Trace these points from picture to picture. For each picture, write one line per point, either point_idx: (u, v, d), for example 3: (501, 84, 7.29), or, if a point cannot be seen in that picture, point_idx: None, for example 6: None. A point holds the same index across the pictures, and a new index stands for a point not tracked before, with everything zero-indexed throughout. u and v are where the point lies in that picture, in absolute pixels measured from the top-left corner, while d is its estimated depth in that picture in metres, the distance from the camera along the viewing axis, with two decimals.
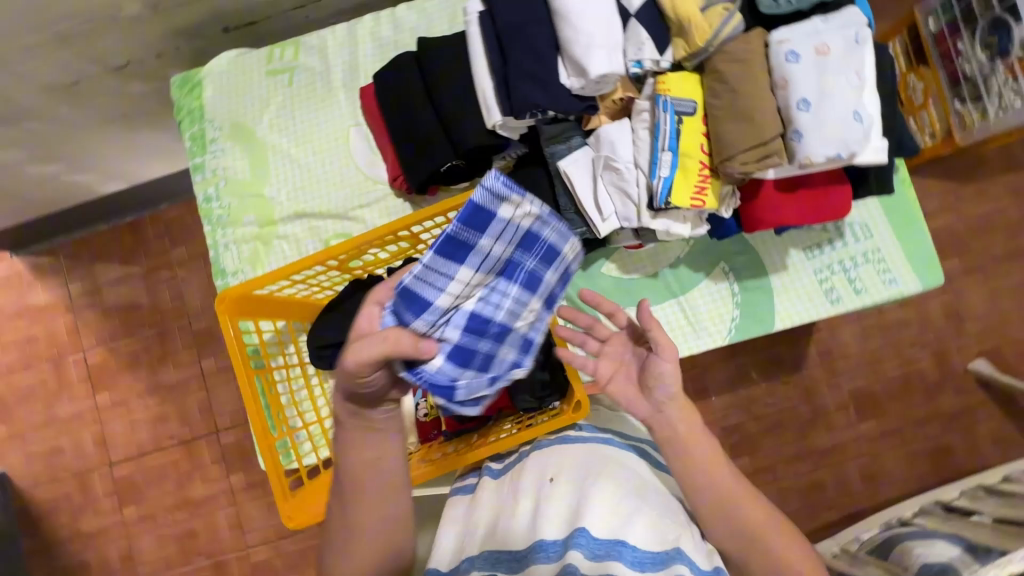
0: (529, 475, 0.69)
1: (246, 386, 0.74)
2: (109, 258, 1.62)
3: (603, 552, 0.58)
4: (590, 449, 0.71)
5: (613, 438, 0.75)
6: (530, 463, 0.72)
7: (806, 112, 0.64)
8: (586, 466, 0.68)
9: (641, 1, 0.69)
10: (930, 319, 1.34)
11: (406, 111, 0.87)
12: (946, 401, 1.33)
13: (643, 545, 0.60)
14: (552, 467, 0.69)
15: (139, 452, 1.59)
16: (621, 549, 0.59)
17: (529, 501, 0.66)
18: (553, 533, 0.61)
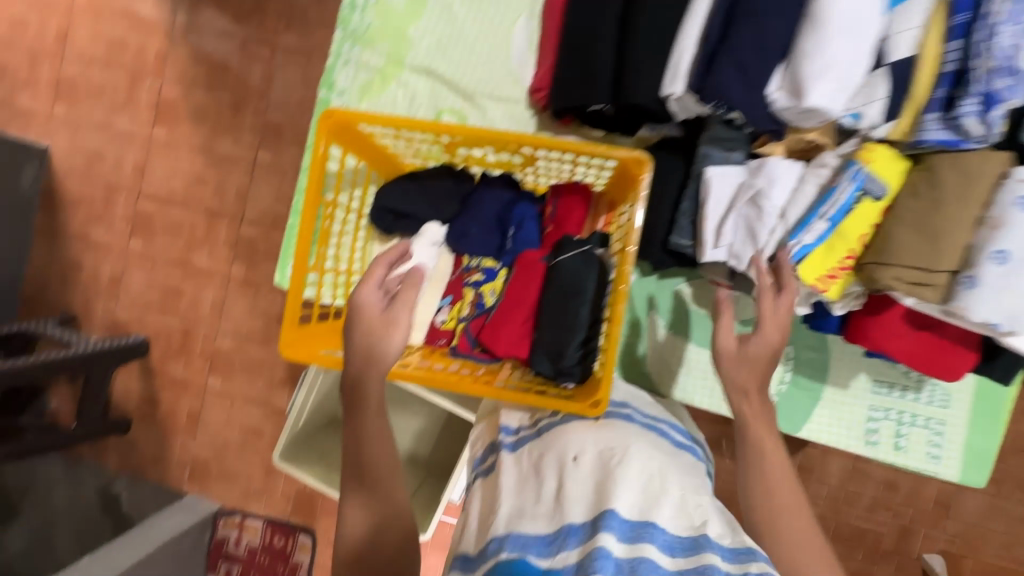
0: (549, 452, 0.64)
1: (306, 209, 0.72)
2: (226, 6, 1.57)
3: (637, 534, 0.52)
4: (609, 431, 0.67)
5: (632, 417, 0.73)
6: (548, 440, 0.66)
7: (996, 265, 0.57)
8: (607, 447, 0.64)
9: (904, 56, 0.61)
10: (924, 499, 1.29)
11: (590, 31, 0.80)
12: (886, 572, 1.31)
13: (673, 530, 0.54)
14: (573, 446, 0.64)
15: (167, 198, 1.62)
16: (651, 531, 0.54)
17: (550, 480, 0.60)
18: (579, 516, 0.55)
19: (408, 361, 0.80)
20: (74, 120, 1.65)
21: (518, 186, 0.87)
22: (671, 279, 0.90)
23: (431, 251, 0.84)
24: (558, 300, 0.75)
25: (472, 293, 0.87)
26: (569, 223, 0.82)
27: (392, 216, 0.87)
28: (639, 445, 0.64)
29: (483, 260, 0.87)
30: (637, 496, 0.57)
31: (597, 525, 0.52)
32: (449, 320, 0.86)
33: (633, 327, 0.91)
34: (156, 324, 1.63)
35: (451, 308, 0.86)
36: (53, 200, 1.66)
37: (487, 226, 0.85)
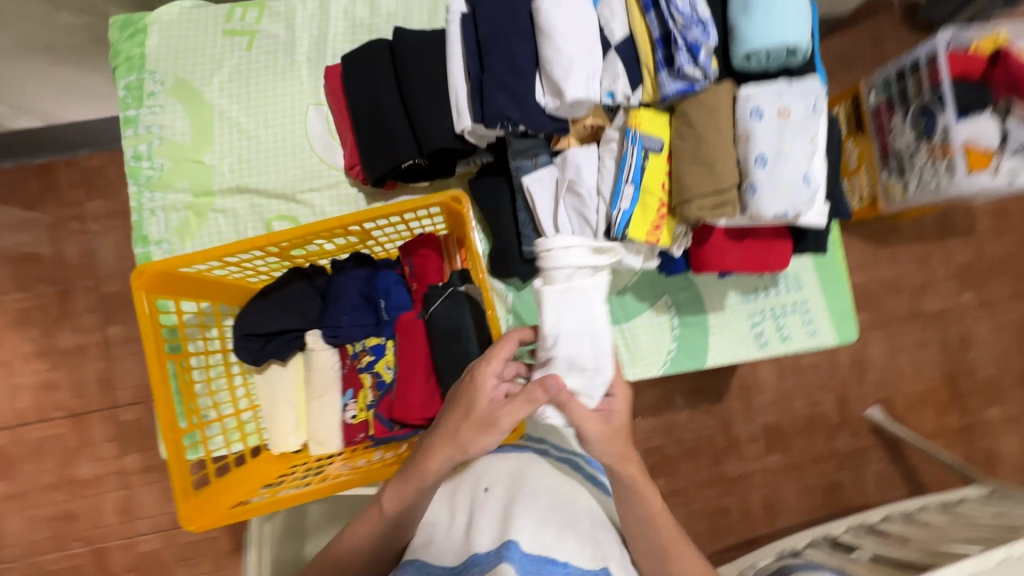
0: (468, 482, 0.68)
1: (156, 373, 0.67)
2: (9, 200, 1.44)
3: (537, 569, 0.53)
4: (527, 462, 0.71)
5: (550, 449, 0.77)
6: (468, 473, 0.69)
7: (761, 168, 0.68)
8: (519, 481, 0.66)
9: (622, 35, 0.71)
10: (838, 367, 1.46)
11: (373, 101, 0.84)
12: (842, 442, 1.45)
13: (573, 563, 0.56)
14: (488, 479, 0.67)
15: (19, 421, 1.42)
16: (551, 566, 0.55)
17: (461, 516, 0.63)
18: (485, 544, 0.56)
19: (331, 473, 0.77)
20: None
21: (370, 260, 0.88)
22: None
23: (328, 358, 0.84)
24: (447, 348, 0.77)
25: (369, 376, 0.85)
26: (429, 275, 0.84)
27: (258, 342, 0.83)
28: (549, 480, 0.68)
29: (367, 340, 0.86)
30: (541, 530, 0.58)
31: (501, 555, 0.52)
32: (359, 413, 0.85)
33: None
34: (58, 562, 1.40)
35: (357, 401, 0.85)
36: None
37: (355, 308, 0.85)
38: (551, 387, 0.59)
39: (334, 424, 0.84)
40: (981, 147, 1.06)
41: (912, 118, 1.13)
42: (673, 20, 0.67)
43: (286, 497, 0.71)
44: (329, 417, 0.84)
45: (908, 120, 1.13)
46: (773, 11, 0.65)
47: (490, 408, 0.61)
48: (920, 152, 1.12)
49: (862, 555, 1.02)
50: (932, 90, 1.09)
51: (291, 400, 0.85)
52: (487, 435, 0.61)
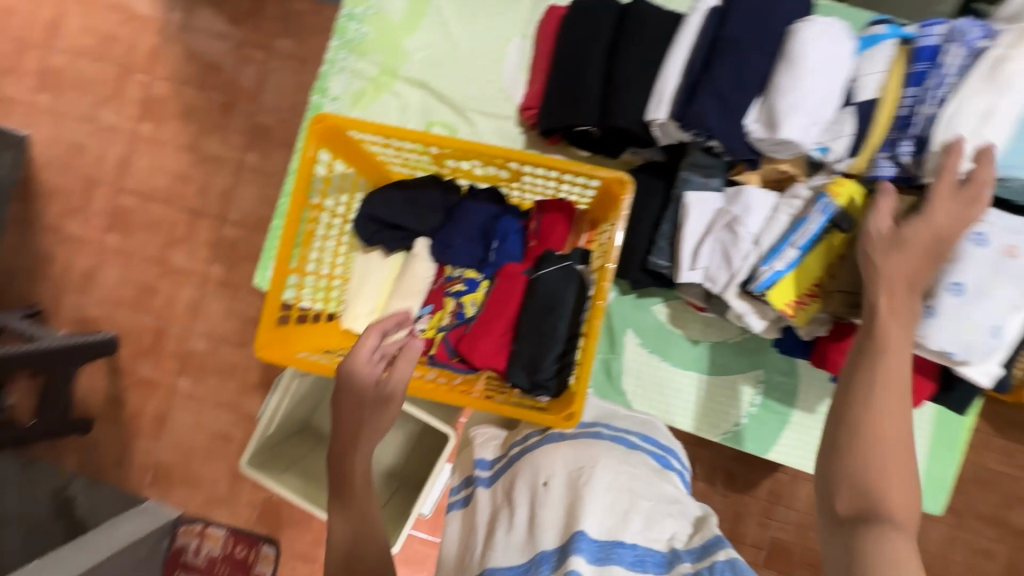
0: (522, 478, 0.68)
1: (292, 212, 0.72)
2: (222, 8, 1.58)
3: (606, 554, 0.59)
4: (579, 447, 0.71)
5: (602, 431, 0.76)
6: (518, 467, 0.70)
7: (952, 297, 0.60)
8: (575, 471, 0.67)
9: (870, 96, 0.65)
10: None
11: (580, 53, 0.83)
12: None
13: (640, 543, 0.62)
14: (543, 471, 0.67)
15: (149, 195, 1.60)
16: (620, 549, 0.60)
17: (521, 509, 0.65)
18: (552, 542, 0.60)
19: None
20: (57, 112, 1.63)
21: (504, 200, 0.88)
22: (649, 299, 0.92)
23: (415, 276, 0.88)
24: (538, 314, 0.77)
25: (454, 302, 0.87)
26: (552, 240, 0.83)
27: (375, 226, 0.88)
28: (604, 462, 0.68)
29: (466, 270, 0.88)
30: (608, 513, 0.63)
31: (568, 550, 0.58)
32: (429, 329, 0.87)
33: (611, 344, 0.93)
34: (127, 322, 1.58)
35: (431, 318, 0.87)
36: (28, 191, 1.62)
37: (472, 237, 0.86)
38: (419, 344, 0.67)
39: None
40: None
41: None
42: (926, 105, 0.62)
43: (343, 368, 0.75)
44: None
45: None
46: None
47: (376, 385, 0.65)
48: None
49: None
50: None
51: (377, 291, 0.89)
52: (385, 410, 0.65)
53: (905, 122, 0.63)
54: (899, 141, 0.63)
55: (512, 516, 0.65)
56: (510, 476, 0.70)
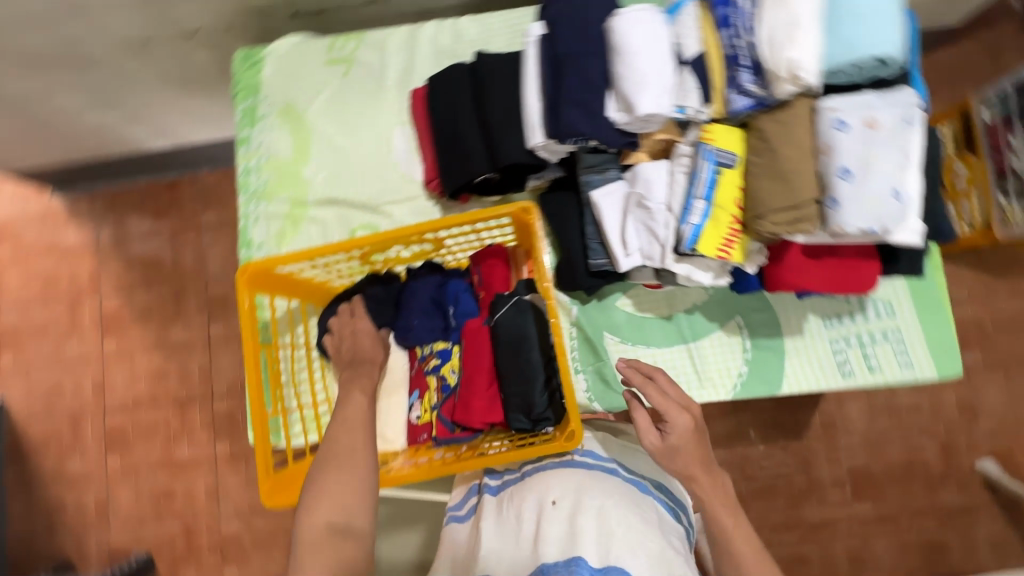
0: (530, 496, 0.71)
1: (251, 360, 0.75)
2: (144, 212, 1.70)
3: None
4: (589, 475, 0.73)
5: (618, 469, 0.76)
6: (529, 484, 0.74)
7: (845, 182, 0.64)
8: (581, 496, 0.69)
9: (697, 49, 0.70)
10: None
11: (452, 118, 0.90)
12: None
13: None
14: (553, 491, 0.71)
15: (135, 405, 1.63)
16: None
17: (528, 523, 0.69)
18: (552, 556, 0.63)
19: (395, 467, 0.82)
20: (26, 367, 1.68)
21: (442, 268, 0.92)
22: (610, 297, 0.95)
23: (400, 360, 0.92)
24: (510, 355, 0.79)
25: (435, 378, 0.89)
26: (496, 284, 0.87)
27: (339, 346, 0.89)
28: (613, 495, 0.69)
29: (435, 343, 0.90)
30: (607, 543, 0.63)
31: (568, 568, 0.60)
32: (424, 413, 0.89)
33: (594, 352, 0.94)
34: (155, 533, 1.57)
35: (422, 402, 0.89)
36: (21, 451, 1.64)
37: (427, 312, 0.90)
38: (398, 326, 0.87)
39: (401, 422, 0.91)
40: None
41: None
42: (741, 37, 0.68)
43: None
44: (396, 415, 0.91)
45: None
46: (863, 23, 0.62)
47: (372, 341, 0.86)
48: None
49: None
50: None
51: None
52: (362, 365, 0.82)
53: (735, 57, 0.68)
54: (738, 74, 0.68)
55: (519, 528, 0.69)
56: (520, 492, 0.74)
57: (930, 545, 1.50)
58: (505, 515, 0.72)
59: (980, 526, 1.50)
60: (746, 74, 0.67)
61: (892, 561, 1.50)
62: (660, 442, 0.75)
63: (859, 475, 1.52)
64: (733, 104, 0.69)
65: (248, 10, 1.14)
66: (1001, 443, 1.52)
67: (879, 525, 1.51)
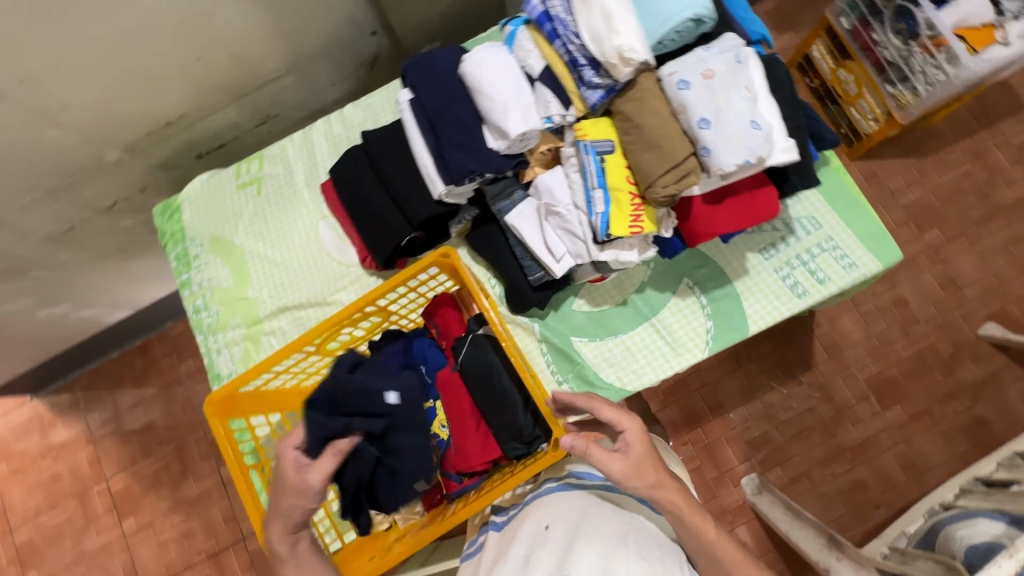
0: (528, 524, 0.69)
1: (243, 484, 0.76)
2: (123, 383, 1.73)
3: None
4: (585, 500, 0.72)
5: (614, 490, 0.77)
6: (528, 513, 0.72)
7: (708, 129, 0.70)
8: (577, 516, 0.67)
9: (541, 65, 0.77)
10: None
11: (362, 196, 0.95)
12: None
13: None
14: (547, 516, 0.69)
15: (170, 574, 1.63)
16: None
17: (522, 549, 0.65)
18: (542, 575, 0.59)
19: (415, 534, 0.83)
20: None
21: (401, 333, 0.95)
22: (564, 303, 0.99)
23: None
24: (483, 390, 0.81)
25: (429, 438, 0.91)
26: (454, 329, 0.90)
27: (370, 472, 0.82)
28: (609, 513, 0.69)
29: None
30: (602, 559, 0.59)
31: None
32: None
33: (569, 360, 0.97)
34: None
35: None
36: None
37: None
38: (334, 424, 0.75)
39: None
40: (975, 26, 1.26)
41: (892, 24, 1.35)
42: (573, 42, 0.73)
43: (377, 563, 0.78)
44: None
45: (889, 28, 1.35)
46: None
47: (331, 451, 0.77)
48: (913, 52, 1.32)
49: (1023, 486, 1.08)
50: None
51: None
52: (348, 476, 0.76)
53: (573, 60, 0.74)
54: (583, 73, 0.73)
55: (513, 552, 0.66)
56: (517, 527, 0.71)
57: (972, 424, 1.50)
58: (499, 551, 0.69)
59: (1006, 388, 1.52)
60: (588, 72, 0.73)
61: (943, 453, 1.48)
62: (624, 463, 0.69)
63: (878, 383, 1.52)
64: (590, 100, 0.74)
65: (155, 166, 1.22)
66: (990, 305, 1.56)
67: (916, 424, 1.51)
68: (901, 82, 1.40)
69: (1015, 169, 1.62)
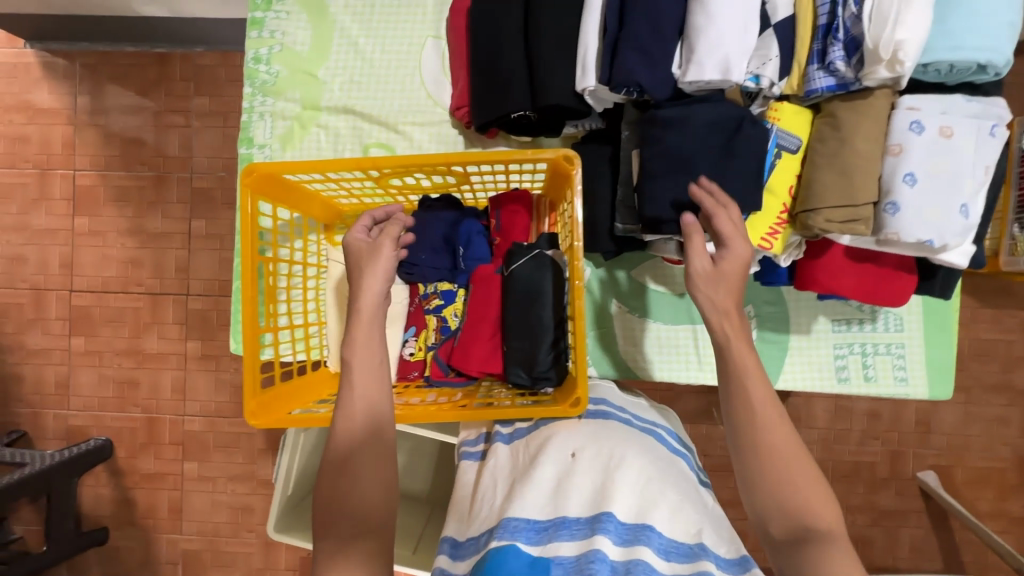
0: (551, 445, 0.64)
1: (247, 271, 0.70)
2: (127, 82, 1.55)
3: (633, 536, 0.52)
4: (606, 430, 0.68)
5: (630, 419, 0.74)
6: (547, 435, 0.67)
7: (908, 187, 0.61)
8: (604, 445, 0.63)
9: (786, 14, 0.63)
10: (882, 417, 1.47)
11: (496, 39, 0.81)
12: (882, 498, 1.48)
13: (668, 534, 0.54)
14: (574, 443, 0.64)
15: (103, 289, 1.58)
16: (648, 533, 0.53)
17: (551, 473, 0.61)
18: (577, 511, 0.55)
19: None
20: None
21: (459, 205, 0.85)
22: (625, 265, 0.92)
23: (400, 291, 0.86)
24: (520, 307, 0.75)
25: (435, 318, 0.86)
26: (516, 232, 0.82)
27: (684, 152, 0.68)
28: (635, 444, 0.65)
29: (439, 283, 0.86)
30: (640, 496, 0.57)
31: (595, 528, 0.52)
32: (419, 351, 0.86)
33: (598, 319, 0.93)
34: (115, 421, 1.59)
35: (417, 339, 0.86)
36: None
37: (435, 250, 0.83)
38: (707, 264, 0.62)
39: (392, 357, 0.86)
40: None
41: None
42: (845, 6, 0.60)
43: None
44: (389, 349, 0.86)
45: None
46: (975, 14, 0.57)
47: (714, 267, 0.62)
48: None
49: None
50: None
51: None
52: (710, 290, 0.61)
53: (829, 28, 0.62)
54: (829, 51, 0.61)
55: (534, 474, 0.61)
56: (536, 441, 0.66)
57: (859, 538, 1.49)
58: (523, 463, 0.64)
59: (904, 529, 1.49)
60: (835, 53, 0.61)
61: None
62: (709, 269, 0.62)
63: None
64: (817, 85, 0.63)
65: None
66: (944, 459, 1.49)
67: None
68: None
69: None
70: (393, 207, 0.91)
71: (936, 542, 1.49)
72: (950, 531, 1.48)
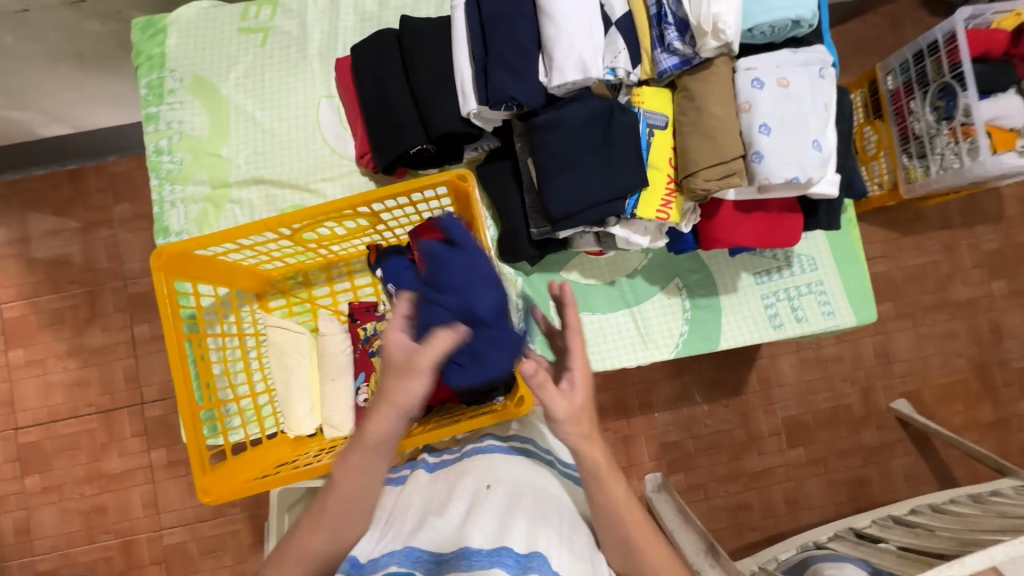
0: (470, 477, 0.65)
1: (176, 351, 0.70)
2: (43, 206, 1.53)
3: (533, 564, 0.52)
4: (526, 468, 0.68)
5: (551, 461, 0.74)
6: (469, 467, 0.68)
7: (765, 136, 0.68)
8: (519, 483, 0.64)
9: (623, 11, 0.71)
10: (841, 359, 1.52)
11: (381, 85, 0.86)
12: (866, 436, 1.52)
13: (565, 572, 0.54)
14: (491, 476, 0.65)
15: (52, 419, 1.51)
16: (546, 565, 0.53)
17: (462, 505, 0.61)
18: (479, 540, 0.54)
19: None
20: None
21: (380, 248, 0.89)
22: (554, 267, 0.96)
23: (341, 341, 0.88)
24: None
25: (381, 358, 0.87)
26: None
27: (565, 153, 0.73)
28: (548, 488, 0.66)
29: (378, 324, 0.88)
30: (542, 531, 0.57)
31: (494, 558, 0.52)
32: (372, 395, 0.87)
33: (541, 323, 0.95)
34: (87, 555, 1.49)
35: (369, 384, 0.88)
36: None
37: None
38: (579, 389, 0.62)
39: (346, 407, 0.86)
40: (1005, 127, 1.09)
41: (931, 99, 1.13)
42: None
43: (300, 471, 0.73)
44: (342, 400, 0.86)
45: (927, 102, 1.13)
46: None
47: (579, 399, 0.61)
48: (941, 133, 1.13)
49: (890, 546, 1.05)
50: (953, 69, 1.09)
51: (305, 386, 0.87)
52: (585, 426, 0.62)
53: (660, 16, 0.69)
54: (665, 35, 0.69)
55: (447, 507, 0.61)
56: (456, 476, 0.67)
57: (856, 481, 1.51)
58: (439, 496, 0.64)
59: (893, 460, 1.53)
60: (670, 35, 0.68)
61: (824, 499, 1.49)
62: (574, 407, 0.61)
63: (793, 425, 1.51)
64: (664, 65, 0.70)
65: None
66: (909, 384, 1.55)
67: (811, 468, 1.51)
68: (918, 156, 1.20)
69: (974, 271, 1.57)
70: (319, 262, 0.93)
71: (925, 465, 1.52)
72: (935, 451, 1.52)
